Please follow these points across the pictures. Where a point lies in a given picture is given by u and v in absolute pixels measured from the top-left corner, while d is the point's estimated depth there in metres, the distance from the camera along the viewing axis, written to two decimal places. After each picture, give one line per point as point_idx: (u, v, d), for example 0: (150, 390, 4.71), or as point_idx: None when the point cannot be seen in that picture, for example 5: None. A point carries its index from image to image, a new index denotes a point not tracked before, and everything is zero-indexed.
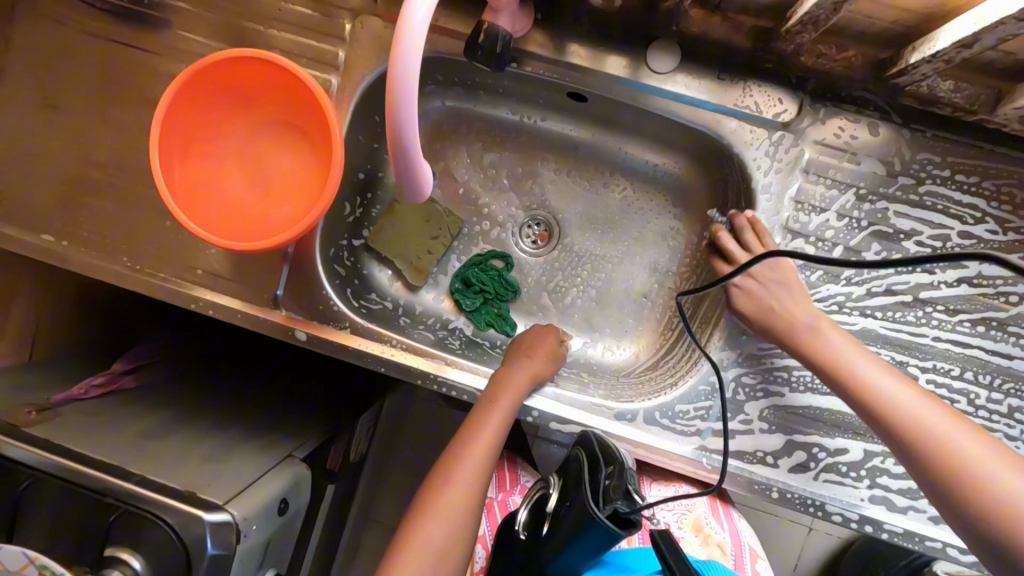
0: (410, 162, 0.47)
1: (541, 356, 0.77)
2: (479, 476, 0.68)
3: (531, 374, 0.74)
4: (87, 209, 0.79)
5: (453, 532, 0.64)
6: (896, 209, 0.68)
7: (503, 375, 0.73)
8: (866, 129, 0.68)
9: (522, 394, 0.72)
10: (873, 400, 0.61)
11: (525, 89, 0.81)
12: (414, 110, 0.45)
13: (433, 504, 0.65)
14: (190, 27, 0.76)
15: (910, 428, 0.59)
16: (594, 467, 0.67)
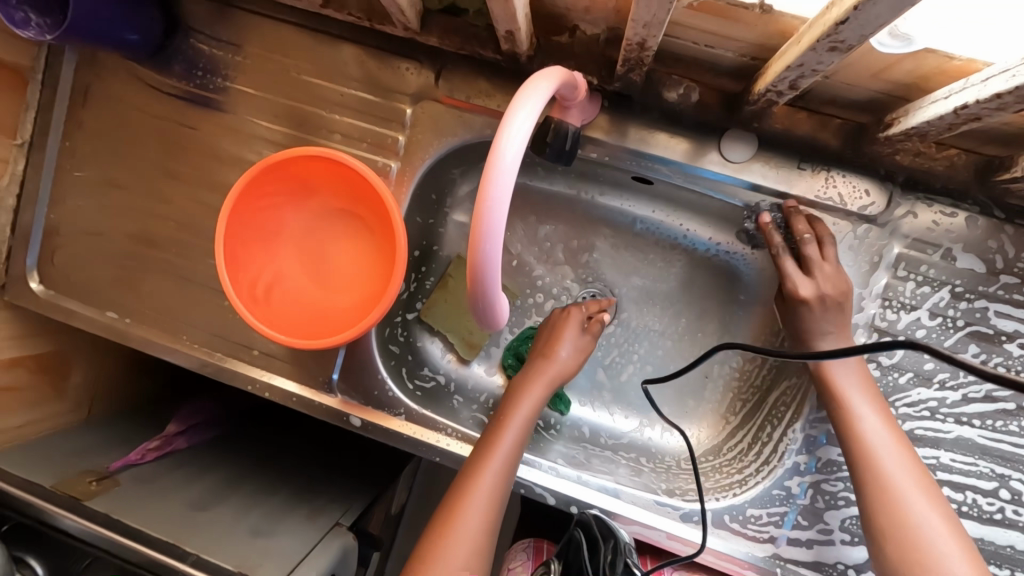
0: (489, 294, 0.44)
1: (560, 359, 0.74)
2: (501, 490, 0.64)
3: (551, 381, 0.72)
4: (149, 285, 0.80)
5: (473, 551, 0.60)
6: (997, 310, 0.63)
7: (520, 385, 0.72)
8: (963, 223, 0.63)
9: (540, 401, 0.71)
10: (894, 499, 0.58)
11: (585, 167, 0.79)
12: (500, 243, 0.41)
13: (453, 521, 0.61)
14: (254, 110, 0.76)
15: (923, 548, 0.56)
16: (594, 549, 0.65)
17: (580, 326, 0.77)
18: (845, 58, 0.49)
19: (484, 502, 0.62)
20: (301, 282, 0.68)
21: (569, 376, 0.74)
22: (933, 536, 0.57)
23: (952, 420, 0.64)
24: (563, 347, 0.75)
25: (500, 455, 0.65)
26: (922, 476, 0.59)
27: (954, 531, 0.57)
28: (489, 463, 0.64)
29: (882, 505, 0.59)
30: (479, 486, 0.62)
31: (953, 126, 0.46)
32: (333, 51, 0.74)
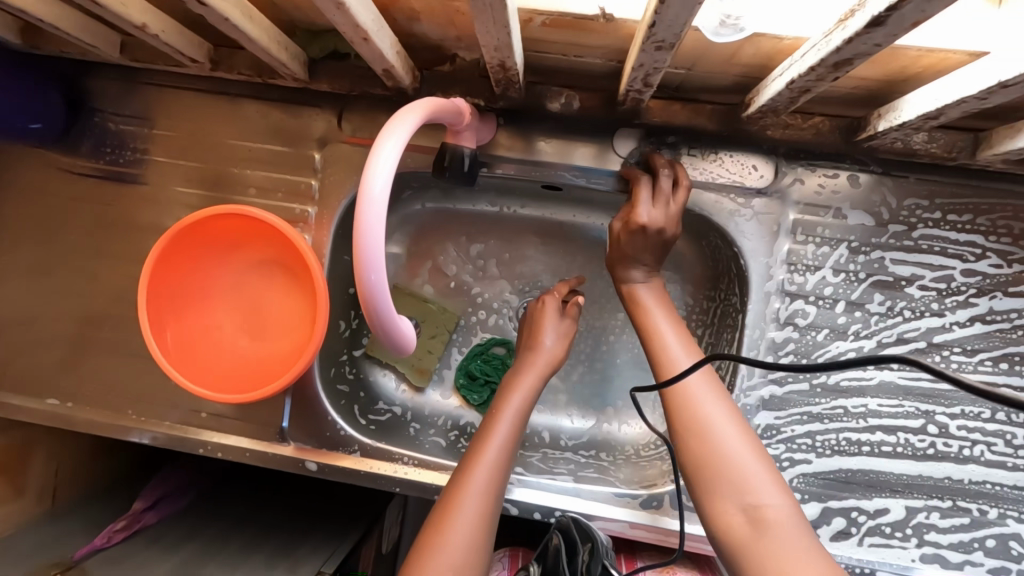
0: (387, 322, 0.45)
1: (547, 346, 0.73)
2: (495, 485, 0.61)
3: (540, 372, 0.71)
4: (87, 366, 0.79)
5: (468, 550, 0.56)
6: (893, 257, 0.67)
7: (511, 381, 0.71)
8: (846, 182, 0.67)
9: (533, 393, 0.69)
10: (707, 441, 0.54)
11: (500, 184, 0.82)
12: (383, 274, 0.43)
13: (448, 519, 0.58)
14: (169, 178, 0.78)
15: (728, 473, 0.53)
16: (572, 553, 0.65)
17: (559, 312, 0.77)
18: (695, 50, 0.52)
19: (478, 495, 0.60)
20: (235, 340, 0.67)
21: (557, 363, 0.73)
22: (738, 461, 0.53)
23: (872, 367, 0.68)
24: (548, 336, 0.74)
25: (493, 448, 0.63)
26: (729, 405, 0.57)
27: (761, 455, 0.54)
28: (483, 458, 0.62)
29: (694, 447, 0.55)
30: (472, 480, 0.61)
31: (796, 99, 0.49)
32: (236, 110, 0.76)
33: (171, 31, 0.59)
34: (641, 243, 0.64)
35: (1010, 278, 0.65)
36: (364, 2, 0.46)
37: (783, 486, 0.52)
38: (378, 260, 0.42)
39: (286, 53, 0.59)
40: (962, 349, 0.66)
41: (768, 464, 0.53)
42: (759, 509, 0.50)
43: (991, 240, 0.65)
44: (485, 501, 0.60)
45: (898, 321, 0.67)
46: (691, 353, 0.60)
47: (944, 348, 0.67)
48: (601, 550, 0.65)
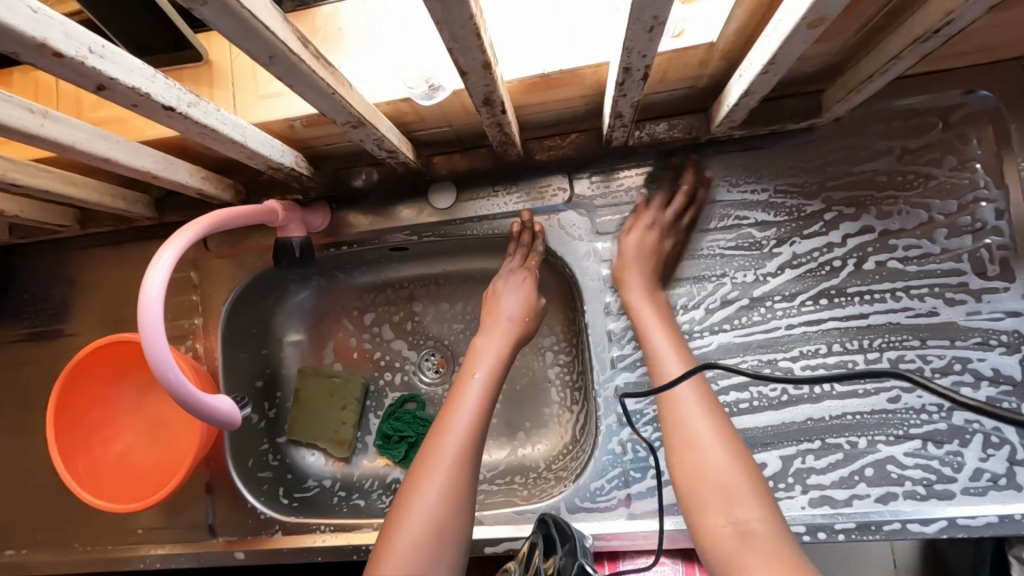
0: (200, 407, 0.55)
1: (508, 307, 0.74)
2: (466, 457, 0.61)
3: (508, 339, 0.71)
4: (36, 511, 0.87)
5: (439, 515, 0.57)
6: (694, 231, 0.73)
7: (478, 348, 0.70)
8: (632, 179, 0.75)
9: (500, 366, 0.69)
10: (693, 456, 0.58)
11: (366, 257, 0.91)
12: (177, 373, 0.52)
13: (422, 483, 0.59)
14: (77, 325, 0.88)
15: (716, 486, 0.56)
16: (549, 547, 0.66)
17: (526, 277, 0.76)
18: (432, 113, 0.62)
19: (449, 463, 0.60)
20: (140, 454, 0.76)
21: (524, 331, 0.73)
22: (725, 477, 0.56)
23: (708, 333, 0.72)
24: (505, 301, 0.75)
25: (460, 422, 0.63)
26: (720, 422, 0.60)
27: (746, 473, 0.56)
28: (452, 426, 0.63)
29: (682, 462, 0.59)
30: (444, 449, 0.61)
31: (505, 131, 0.57)
32: (122, 254, 0.87)
33: (31, 208, 0.71)
34: (640, 248, 0.71)
35: (800, 222, 0.71)
36: (141, 151, 0.57)
37: (769, 501, 0.54)
38: (168, 362, 0.51)
39: (126, 200, 0.71)
40: (782, 296, 0.71)
41: (756, 481, 0.56)
42: (745, 524, 0.53)
43: (773, 194, 0.72)
44: (457, 471, 0.60)
45: (718, 285, 0.73)
46: (693, 385, 0.62)
47: (766, 299, 0.71)
48: (579, 550, 0.64)
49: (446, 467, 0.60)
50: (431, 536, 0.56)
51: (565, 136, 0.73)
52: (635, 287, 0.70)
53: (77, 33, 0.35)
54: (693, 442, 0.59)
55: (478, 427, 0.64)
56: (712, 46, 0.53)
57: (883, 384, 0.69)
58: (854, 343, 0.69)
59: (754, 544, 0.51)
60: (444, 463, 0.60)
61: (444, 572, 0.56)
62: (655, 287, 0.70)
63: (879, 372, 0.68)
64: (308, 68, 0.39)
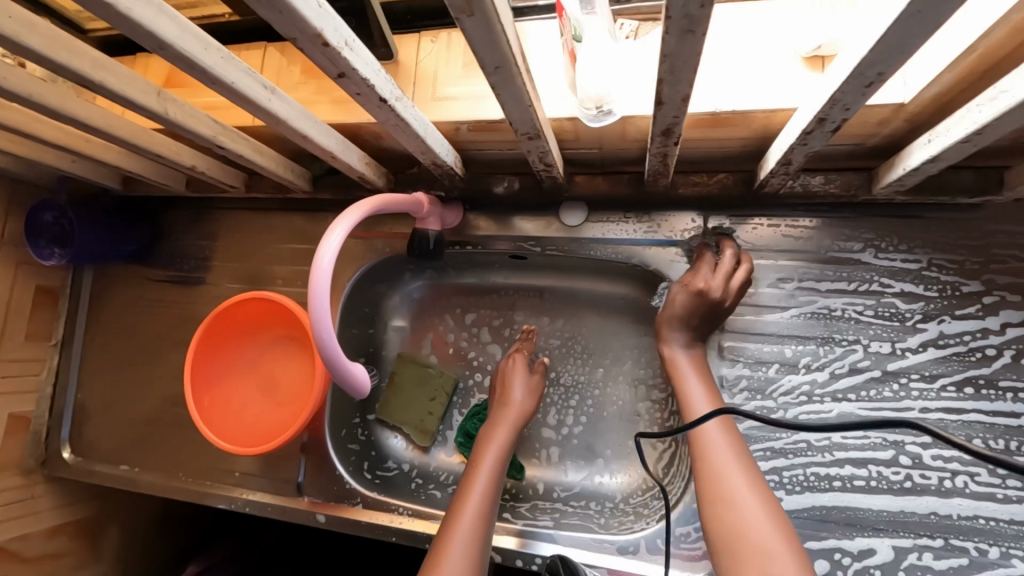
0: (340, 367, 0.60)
1: (520, 395, 0.82)
2: (484, 518, 0.66)
3: (517, 419, 0.80)
4: (153, 435, 0.96)
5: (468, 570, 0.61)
6: (830, 290, 0.70)
7: (488, 434, 0.78)
8: (769, 226, 0.73)
9: (508, 444, 0.76)
10: (727, 507, 0.55)
11: (481, 260, 0.95)
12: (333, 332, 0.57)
13: (449, 540, 0.63)
14: (219, 277, 0.98)
15: (755, 544, 0.52)
16: None
17: (527, 370, 0.86)
18: (591, 135, 0.64)
19: (468, 526, 0.65)
20: (255, 402, 0.82)
21: (528, 415, 0.81)
22: (761, 533, 0.52)
23: (829, 399, 0.68)
24: (516, 392, 0.82)
25: (479, 486, 0.70)
26: (753, 476, 0.57)
27: (788, 537, 0.52)
28: (473, 490, 0.69)
29: (715, 514, 0.56)
30: (466, 508, 0.67)
31: (666, 162, 0.58)
32: (268, 220, 0.96)
33: (213, 168, 0.80)
34: (687, 308, 0.69)
35: (953, 301, 0.67)
36: (327, 132, 0.63)
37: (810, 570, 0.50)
38: (327, 324, 0.56)
39: (293, 173, 0.78)
40: (920, 375, 0.66)
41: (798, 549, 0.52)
42: None
43: (926, 266, 0.68)
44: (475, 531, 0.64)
45: (848, 351, 0.69)
46: (723, 428, 0.61)
47: (901, 375, 0.67)
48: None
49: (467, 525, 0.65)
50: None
51: (712, 175, 0.73)
52: (675, 342, 0.70)
53: (341, 27, 0.40)
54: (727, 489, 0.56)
55: (491, 492, 0.70)
56: (903, 108, 0.51)
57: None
58: (999, 442, 0.63)
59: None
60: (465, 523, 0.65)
61: None
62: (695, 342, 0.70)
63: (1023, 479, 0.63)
64: (521, 80, 0.42)
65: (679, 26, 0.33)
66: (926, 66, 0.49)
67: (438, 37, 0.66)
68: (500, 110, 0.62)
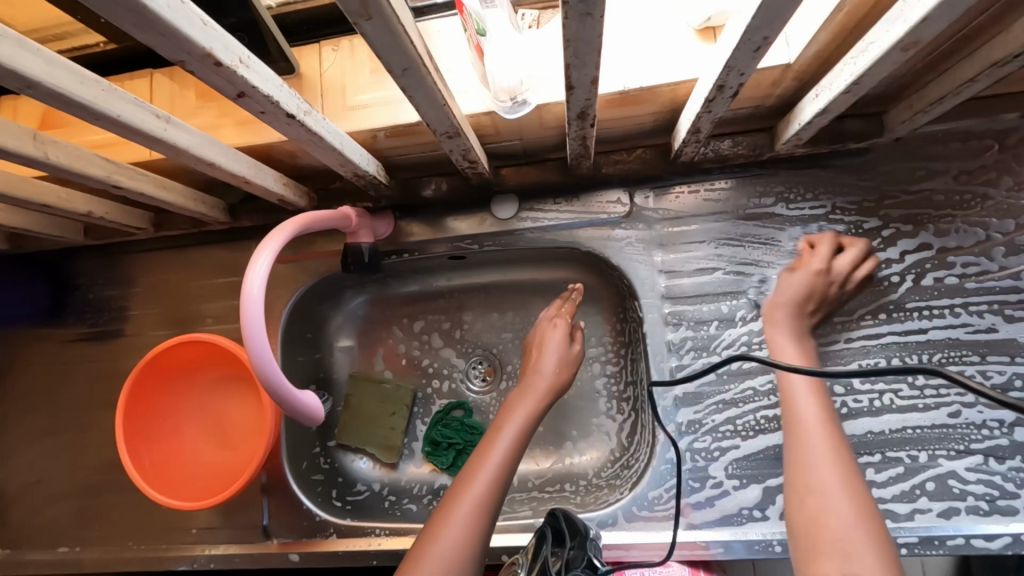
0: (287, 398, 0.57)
1: (547, 363, 0.76)
2: (486, 499, 0.61)
3: (544, 393, 0.73)
4: (91, 508, 0.88)
5: (455, 556, 0.57)
6: (753, 244, 0.75)
7: (514, 401, 0.72)
8: (689, 194, 0.77)
9: (533, 416, 0.70)
10: (813, 497, 0.54)
11: (420, 266, 0.93)
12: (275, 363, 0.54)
13: (442, 526, 0.59)
14: (140, 326, 0.90)
15: (839, 536, 0.51)
16: (557, 541, 0.69)
17: (566, 339, 0.80)
18: (510, 127, 0.65)
19: (468, 512, 0.60)
20: (205, 452, 0.77)
21: (559, 387, 0.75)
22: (842, 525, 0.51)
23: (767, 345, 0.73)
24: (550, 358, 0.77)
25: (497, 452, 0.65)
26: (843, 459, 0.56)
27: (873, 531, 0.51)
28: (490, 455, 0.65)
29: (803, 505, 0.55)
30: (477, 475, 0.63)
31: (586, 145, 0.60)
32: (186, 258, 0.90)
33: (114, 210, 0.73)
34: None
35: (858, 238, 0.73)
36: (237, 157, 0.59)
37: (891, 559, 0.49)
38: (268, 356, 0.53)
39: (205, 205, 0.74)
40: (840, 309, 0.73)
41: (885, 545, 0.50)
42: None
43: (831, 210, 0.74)
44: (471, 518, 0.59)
45: None
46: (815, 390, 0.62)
47: (824, 312, 0.73)
48: (588, 546, 0.69)
49: (465, 507, 0.60)
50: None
51: (632, 152, 0.76)
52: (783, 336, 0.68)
53: (233, 44, 0.38)
54: (808, 472, 0.56)
55: (503, 473, 0.64)
56: (789, 67, 0.56)
57: (943, 398, 0.70)
58: (914, 357, 0.70)
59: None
60: (464, 505, 0.60)
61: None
62: (803, 334, 0.68)
63: (938, 387, 0.70)
64: (433, 80, 0.42)
65: (577, 11, 0.34)
66: (803, 28, 0.53)
67: (339, 45, 0.64)
68: (417, 112, 0.61)
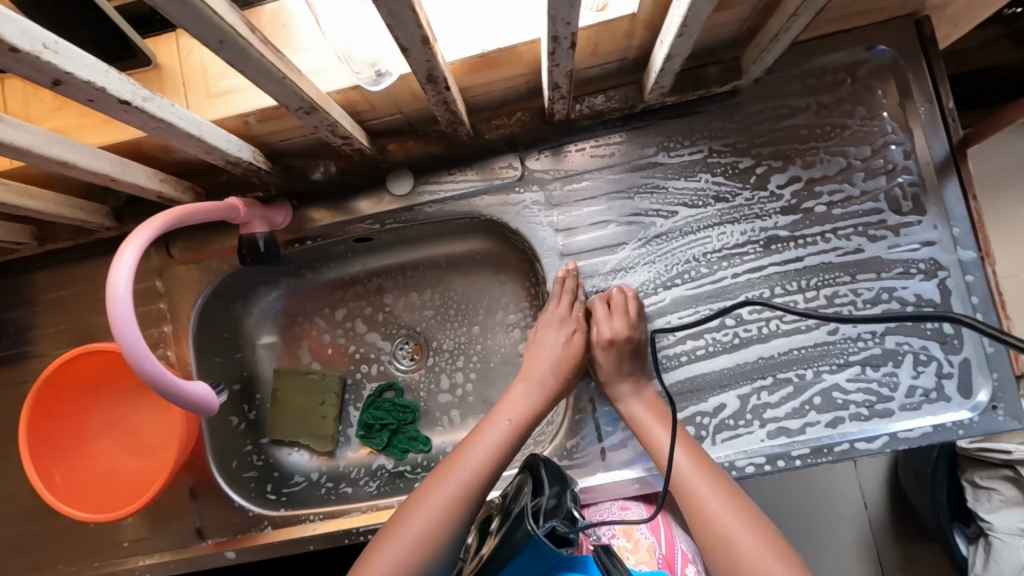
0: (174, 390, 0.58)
1: (538, 364, 0.75)
2: (464, 500, 0.65)
3: (533, 396, 0.73)
4: (13, 537, 0.86)
5: (423, 545, 0.61)
6: (640, 196, 0.79)
7: (510, 398, 0.73)
8: (576, 153, 0.80)
9: (523, 418, 0.71)
10: (726, 548, 0.60)
11: (331, 253, 0.93)
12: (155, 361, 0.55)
13: (409, 515, 0.63)
14: (41, 346, 0.87)
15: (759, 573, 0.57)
16: (537, 487, 0.68)
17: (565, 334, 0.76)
18: (384, 100, 0.65)
19: (439, 506, 0.64)
20: (121, 463, 0.76)
21: (558, 391, 0.74)
22: (758, 568, 0.58)
23: (662, 290, 0.77)
24: (545, 352, 0.76)
25: (479, 450, 0.68)
26: (731, 499, 0.63)
27: (780, 553, 0.58)
28: (472, 450, 0.68)
29: (724, 560, 0.60)
30: (455, 468, 0.67)
31: (452, 109, 0.62)
32: (82, 270, 0.87)
33: None
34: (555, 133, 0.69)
35: (735, 178, 0.77)
36: (96, 154, 0.58)
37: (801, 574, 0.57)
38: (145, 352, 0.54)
39: (84, 211, 0.71)
40: (725, 247, 0.77)
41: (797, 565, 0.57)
42: None
43: (708, 154, 0.78)
44: (444, 518, 0.63)
45: (668, 244, 0.78)
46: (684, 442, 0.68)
47: (712, 253, 0.77)
48: (566, 496, 0.67)
49: (438, 505, 0.63)
50: (405, 564, 0.60)
51: (511, 115, 0.78)
52: (625, 396, 0.74)
53: (32, 29, 0.38)
54: (718, 521, 0.62)
55: (484, 475, 0.67)
56: (635, 17, 0.59)
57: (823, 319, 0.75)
58: (794, 284, 0.75)
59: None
60: (436, 501, 0.64)
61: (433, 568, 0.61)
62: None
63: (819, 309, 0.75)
64: (257, 51, 0.42)
65: None
66: None
67: None
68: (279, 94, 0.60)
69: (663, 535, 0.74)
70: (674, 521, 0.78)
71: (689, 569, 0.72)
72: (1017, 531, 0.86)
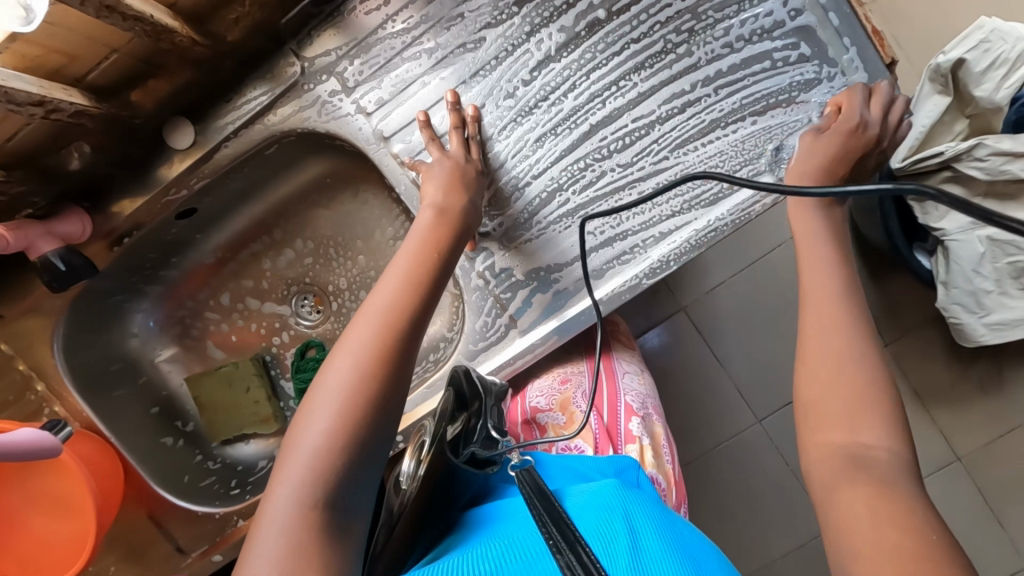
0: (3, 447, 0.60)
1: (432, 193, 0.63)
2: (393, 339, 0.53)
3: (436, 229, 0.61)
4: None
5: (351, 399, 0.49)
6: (438, 36, 0.67)
7: (418, 232, 0.61)
8: (348, 17, 0.68)
9: (433, 249, 0.60)
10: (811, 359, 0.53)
11: (176, 242, 0.84)
12: None
13: (327, 372, 0.51)
14: None
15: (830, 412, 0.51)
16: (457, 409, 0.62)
17: (458, 162, 0.66)
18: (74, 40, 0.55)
19: (362, 350, 0.51)
20: (45, 532, 0.72)
21: (461, 223, 0.63)
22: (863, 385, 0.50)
23: (508, 127, 0.69)
24: (429, 195, 0.64)
25: (389, 289, 0.56)
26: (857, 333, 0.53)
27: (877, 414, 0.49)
28: (387, 287, 0.56)
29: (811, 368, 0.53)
30: (372, 309, 0.54)
31: (127, 15, 0.54)
32: None
33: None
34: None
35: None
36: None
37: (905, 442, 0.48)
38: None
39: None
40: (549, 55, 0.67)
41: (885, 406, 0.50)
42: (866, 453, 0.47)
43: None
44: (377, 364, 0.51)
45: (493, 74, 0.68)
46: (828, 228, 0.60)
47: (543, 64, 0.67)
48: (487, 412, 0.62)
49: (356, 353, 0.51)
50: (343, 421, 0.48)
51: (243, 2, 0.66)
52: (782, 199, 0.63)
53: None
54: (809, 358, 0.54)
55: (409, 314, 0.55)
56: None
57: (689, 73, 0.65)
58: (640, 60, 0.66)
59: (876, 480, 0.46)
60: (354, 352, 0.51)
61: (373, 426, 0.49)
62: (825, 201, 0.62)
63: (681, 71, 0.65)
64: None
65: None
66: None
67: None
68: None
69: (603, 402, 0.74)
70: (622, 376, 0.78)
71: (632, 423, 0.72)
72: (967, 226, 0.82)
